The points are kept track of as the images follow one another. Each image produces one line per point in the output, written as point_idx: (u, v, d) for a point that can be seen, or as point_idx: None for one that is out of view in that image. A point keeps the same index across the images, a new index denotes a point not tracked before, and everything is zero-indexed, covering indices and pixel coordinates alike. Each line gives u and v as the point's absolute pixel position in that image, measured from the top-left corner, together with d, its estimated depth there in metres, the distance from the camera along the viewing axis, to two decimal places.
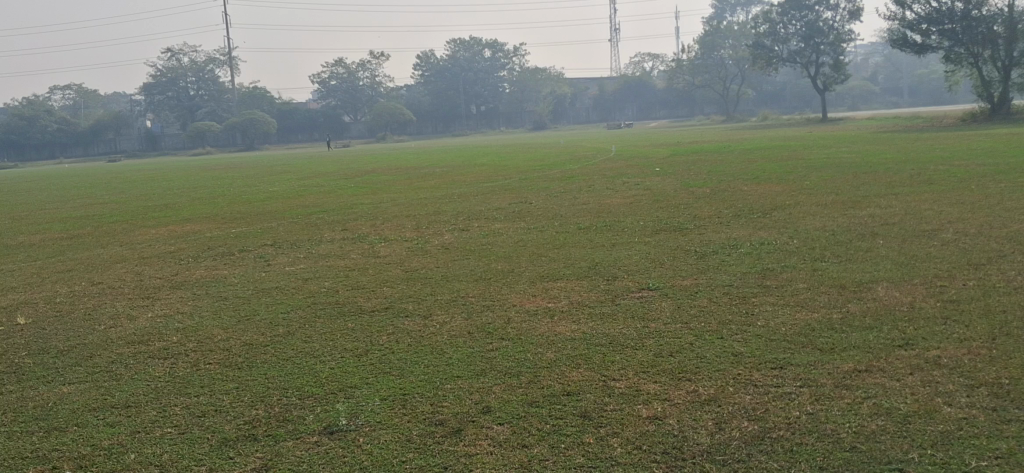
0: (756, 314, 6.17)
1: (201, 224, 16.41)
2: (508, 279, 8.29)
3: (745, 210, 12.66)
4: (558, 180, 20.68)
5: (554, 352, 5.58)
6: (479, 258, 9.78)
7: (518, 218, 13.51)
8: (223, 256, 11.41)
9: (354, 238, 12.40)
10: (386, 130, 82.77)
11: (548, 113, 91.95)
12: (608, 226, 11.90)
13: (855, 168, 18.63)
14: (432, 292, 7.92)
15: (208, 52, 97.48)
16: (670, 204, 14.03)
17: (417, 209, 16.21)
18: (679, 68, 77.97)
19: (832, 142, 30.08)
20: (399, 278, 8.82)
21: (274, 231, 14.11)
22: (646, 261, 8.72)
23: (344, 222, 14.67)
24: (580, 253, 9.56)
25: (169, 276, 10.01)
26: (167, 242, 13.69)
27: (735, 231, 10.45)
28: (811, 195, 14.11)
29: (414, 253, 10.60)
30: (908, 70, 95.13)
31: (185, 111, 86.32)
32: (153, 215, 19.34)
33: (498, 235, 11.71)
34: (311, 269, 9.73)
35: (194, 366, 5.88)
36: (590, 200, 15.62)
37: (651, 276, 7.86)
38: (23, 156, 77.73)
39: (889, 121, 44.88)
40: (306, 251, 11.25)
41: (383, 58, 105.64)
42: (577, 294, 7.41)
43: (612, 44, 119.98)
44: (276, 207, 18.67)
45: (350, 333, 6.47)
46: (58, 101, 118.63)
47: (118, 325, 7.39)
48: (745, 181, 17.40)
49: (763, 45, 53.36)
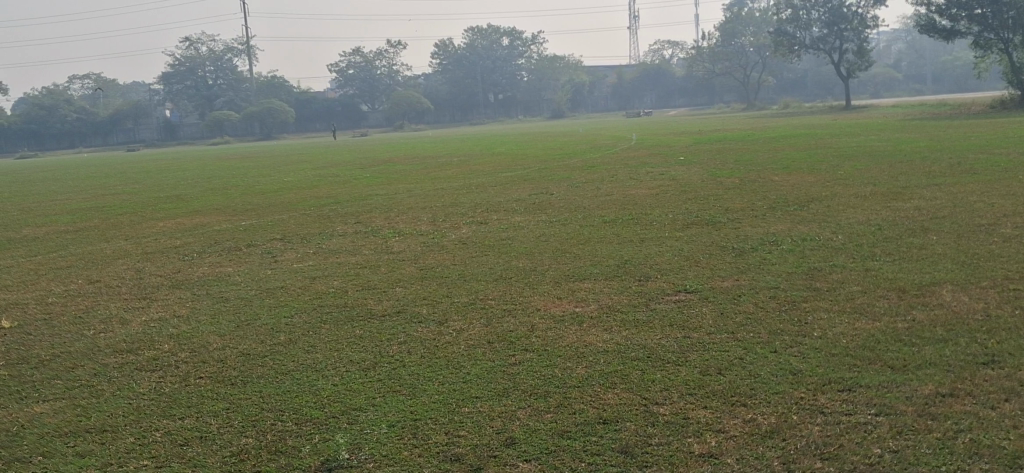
0: (810, 323, 5.52)
1: (211, 216, 15.86)
2: (531, 279, 7.66)
3: (779, 202, 11.99)
4: (579, 170, 20.05)
5: (585, 366, 4.95)
6: (500, 254, 9.16)
7: (539, 211, 12.87)
8: (229, 252, 10.83)
9: (367, 232, 11.80)
10: (403, 119, 82.19)
11: (566, 101, 91.12)
12: (635, 219, 11.24)
13: (889, 158, 17.85)
14: (449, 293, 7.30)
15: (225, 42, 97.08)
16: (698, 196, 13.37)
17: (434, 201, 15.61)
18: (699, 56, 76.90)
19: (861, 130, 29.22)
20: (414, 277, 8.21)
21: (284, 224, 13.54)
22: (681, 258, 8.08)
23: (359, 215, 14.08)
24: (608, 250, 8.92)
25: (169, 274, 9.44)
26: (173, 236, 13.15)
27: (773, 225, 9.79)
28: (846, 186, 13.40)
29: (429, 248, 9.98)
30: (932, 57, 93.62)
31: (203, 101, 86.07)
32: (164, 206, 18.83)
33: (518, 229, 11.08)
34: (321, 266, 9.13)
35: (183, 382, 5.28)
36: (613, 190, 14.97)
37: (687, 276, 7.22)
38: (42, 146, 77.76)
39: (915, 108, 43.87)
40: (316, 246, 10.67)
41: (400, 46, 105.00)
42: (606, 297, 6.77)
43: (631, 33, 118.82)
44: (288, 199, 18.10)
45: (357, 342, 5.86)
46: (76, 90, 118.75)
47: (109, 331, 6.81)
48: (775, 171, 16.70)
49: (785, 31, 52.34)
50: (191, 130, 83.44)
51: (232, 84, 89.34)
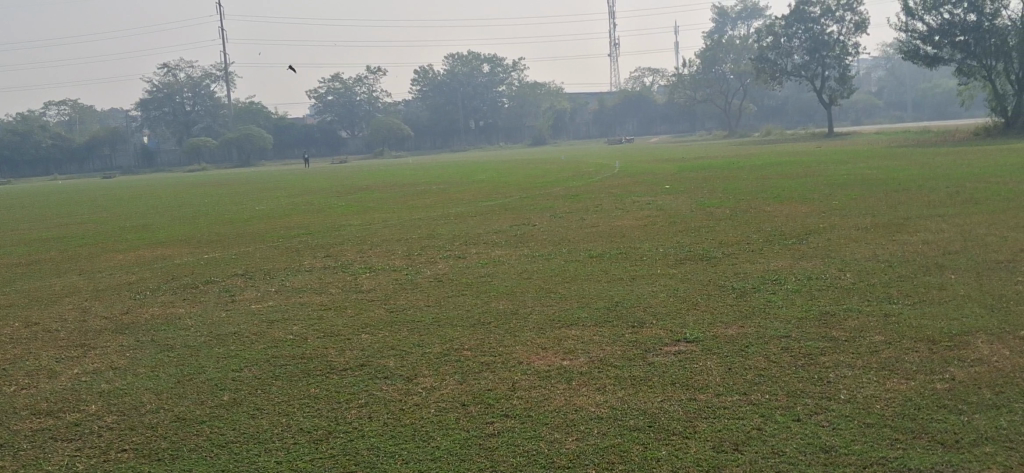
0: (834, 382, 4.80)
1: (174, 248, 15.03)
2: (514, 324, 6.91)
3: (775, 235, 11.34)
4: (562, 198, 19.38)
5: (575, 440, 4.20)
6: (478, 294, 8.40)
7: (520, 244, 12.12)
8: (186, 289, 10.03)
9: (336, 268, 11.01)
10: (384, 146, 81.55)
11: (548, 128, 90.64)
12: (623, 253, 10.52)
13: (882, 186, 17.26)
14: (422, 342, 6.54)
15: (204, 68, 96.19)
16: (688, 228, 12.67)
17: (410, 232, 14.85)
18: (680, 83, 76.65)
19: (847, 158, 28.72)
20: (382, 320, 7.43)
21: (250, 258, 12.74)
22: (677, 300, 7.34)
23: (329, 248, 13.30)
24: (597, 290, 8.18)
25: (115, 315, 8.60)
26: (130, 271, 12.31)
27: (773, 262, 9.08)
28: (844, 218, 12.76)
29: (402, 287, 9.21)
30: (912, 84, 93.87)
31: (181, 127, 85.17)
32: (128, 237, 17.99)
33: (498, 265, 10.32)
34: (282, 308, 8.33)
35: (99, 457, 4.48)
36: (598, 221, 14.26)
37: (689, 322, 6.48)
38: (17, 173, 76.80)
39: (898, 135, 43.51)
40: (280, 284, 9.87)
41: (380, 72, 104.63)
42: (596, 346, 6.01)
43: (612, 60, 118.85)
44: (258, 229, 17.30)
45: (311, 404, 5.09)
46: (52, 115, 117.47)
47: (32, 386, 6.00)
48: (765, 201, 16.08)
49: (767, 59, 52.02)
50: (168, 157, 82.51)
51: (211, 110, 88.30)
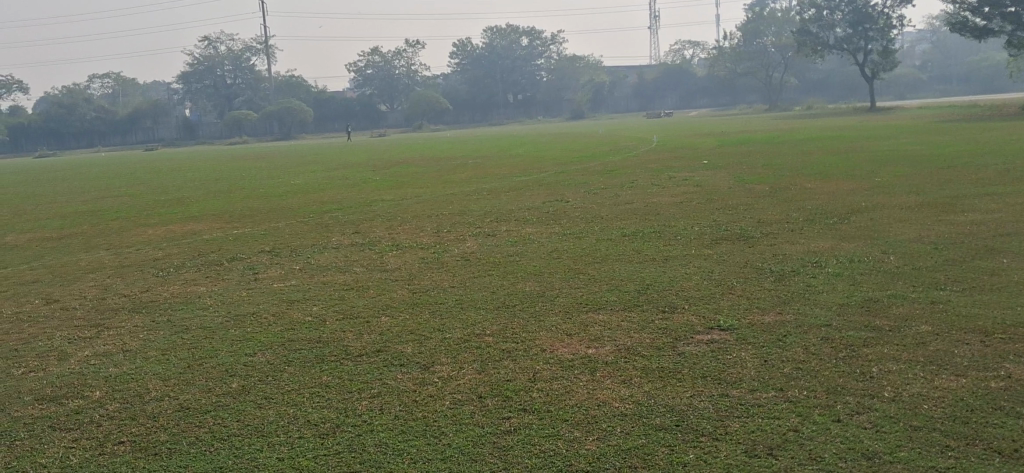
0: (877, 378, 4.46)
1: (205, 223, 14.90)
2: (539, 308, 6.62)
3: (817, 214, 10.93)
4: (597, 174, 19.02)
5: (597, 439, 3.91)
6: (505, 275, 8.11)
7: (552, 221, 11.80)
8: (210, 266, 9.86)
9: (363, 245, 10.77)
10: (422, 119, 81.40)
11: (586, 102, 89.87)
12: (657, 232, 10.18)
13: (928, 163, 16.69)
14: (444, 326, 6.27)
15: (243, 42, 96.46)
16: (726, 205, 12.28)
17: (441, 208, 14.60)
18: (720, 56, 75.52)
19: (892, 132, 28.00)
20: (404, 302, 7.18)
21: (278, 234, 12.57)
22: (711, 284, 7.01)
23: (358, 224, 13.08)
24: (628, 271, 7.86)
25: (136, 294, 8.43)
26: (158, 246, 12.20)
27: (814, 243, 8.69)
28: (888, 196, 12.28)
29: (428, 266, 8.94)
30: (958, 58, 91.80)
31: (222, 100, 85.68)
32: (162, 210, 17.94)
33: (528, 243, 10.01)
34: (303, 288, 8.11)
35: (96, 450, 4.27)
36: (632, 198, 13.91)
37: (722, 309, 6.15)
38: (63, 146, 77.90)
39: (944, 110, 42.49)
40: (305, 262, 9.65)
41: (418, 46, 104.33)
42: (625, 333, 5.71)
43: (652, 34, 117.56)
44: (290, 204, 17.15)
45: (321, 394, 4.84)
46: (97, 90, 118.79)
47: (41, 369, 5.83)
48: (807, 177, 15.62)
49: (809, 31, 50.97)
50: (209, 129, 83.10)
51: (251, 83, 88.63)
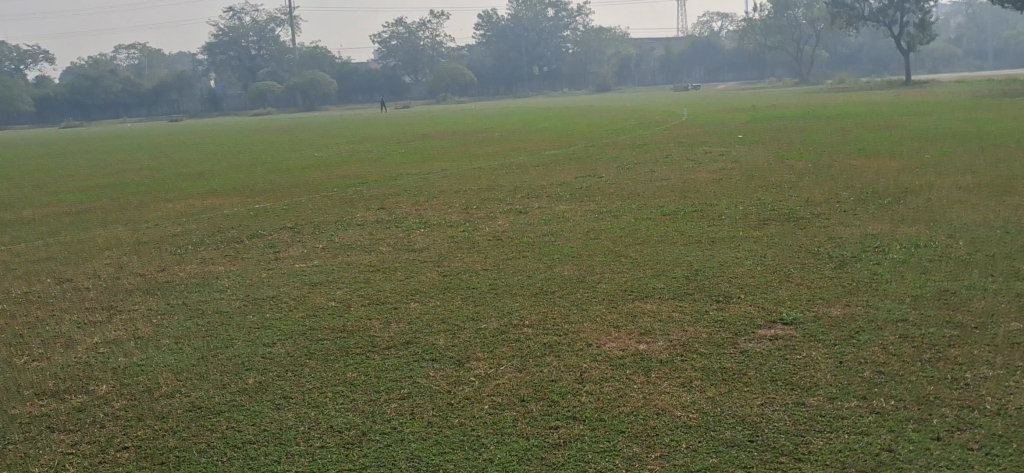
0: (973, 386, 3.97)
1: (226, 197, 14.47)
2: (580, 295, 6.13)
3: (868, 193, 10.36)
4: (629, 149, 18.46)
5: (661, 458, 3.42)
6: (541, 257, 7.61)
7: (586, 198, 11.28)
8: (229, 244, 9.43)
9: (389, 222, 10.29)
10: (447, 92, 80.73)
11: (613, 74, 88.72)
12: (699, 211, 9.65)
13: (976, 140, 16.01)
14: (479, 315, 5.79)
15: (268, 13, 95.92)
16: (769, 183, 11.70)
17: (469, 183, 14.11)
18: (750, 29, 74.26)
19: (930, 107, 27.19)
20: (435, 286, 6.71)
21: (301, 209, 12.10)
22: (765, 271, 6.49)
23: (384, 199, 12.61)
24: (674, 255, 7.34)
25: (151, 274, 8.00)
26: (176, 222, 11.76)
27: (869, 226, 8.13)
28: (940, 174, 11.66)
29: (458, 246, 8.47)
30: (993, 31, 89.98)
31: (246, 72, 85.31)
32: (183, 184, 17.53)
33: (562, 222, 9.53)
34: (326, 269, 7.65)
35: (96, 458, 3.81)
36: (668, 174, 13.38)
37: (782, 299, 5.65)
38: (88, 117, 77.87)
39: (980, 84, 41.43)
40: (328, 240, 9.19)
41: (442, 17, 103.52)
42: (677, 326, 5.22)
43: (679, 6, 116.00)
44: (313, 178, 16.70)
45: (345, 394, 4.38)
46: (121, 61, 118.81)
47: (45, 358, 5.39)
48: (850, 154, 15.03)
49: (842, 4, 49.87)
50: (233, 101, 82.81)
51: (275, 55, 88.20)
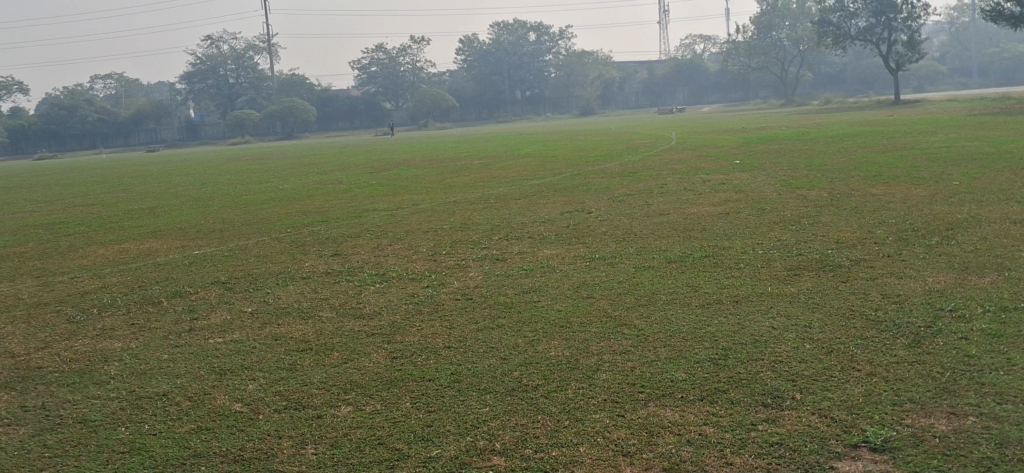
0: None
1: (168, 240, 12.81)
2: (572, 392, 4.50)
3: (908, 230, 8.83)
4: (618, 177, 16.98)
5: None
6: (522, 327, 5.99)
7: (574, 239, 9.71)
8: (145, 305, 7.78)
9: (341, 274, 8.67)
10: (428, 117, 79.22)
11: (597, 98, 87.29)
12: (710, 257, 8.08)
13: (1000, 163, 14.48)
14: (431, 429, 4.14)
15: (247, 41, 94.35)
16: (785, 218, 10.11)
17: (442, 220, 12.54)
18: (733, 50, 72.93)
19: (932, 127, 25.76)
20: (380, 375, 5.06)
21: (245, 256, 10.48)
22: (820, 351, 4.89)
23: (340, 242, 10.96)
24: (691, 323, 5.70)
25: (25, 354, 6.31)
26: (98, 273, 10.08)
27: (929, 279, 6.57)
28: (981, 205, 10.17)
29: (419, 308, 6.85)
30: (976, 50, 89.27)
31: (225, 100, 83.62)
32: (128, 223, 15.78)
33: (547, 272, 7.94)
34: (246, 347, 5.97)
35: None
36: (666, 207, 11.85)
37: (855, 404, 4.04)
38: (64, 147, 75.88)
39: (972, 102, 40.13)
40: (261, 301, 7.52)
41: (423, 42, 102.15)
42: (715, 459, 3.58)
43: (661, 28, 115.12)
44: (272, 214, 15.09)
45: None
46: (98, 89, 117.20)
47: None
48: (865, 180, 13.56)
49: (829, 22, 48.40)
50: (212, 130, 81.08)
51: (254, 82, 86.49)
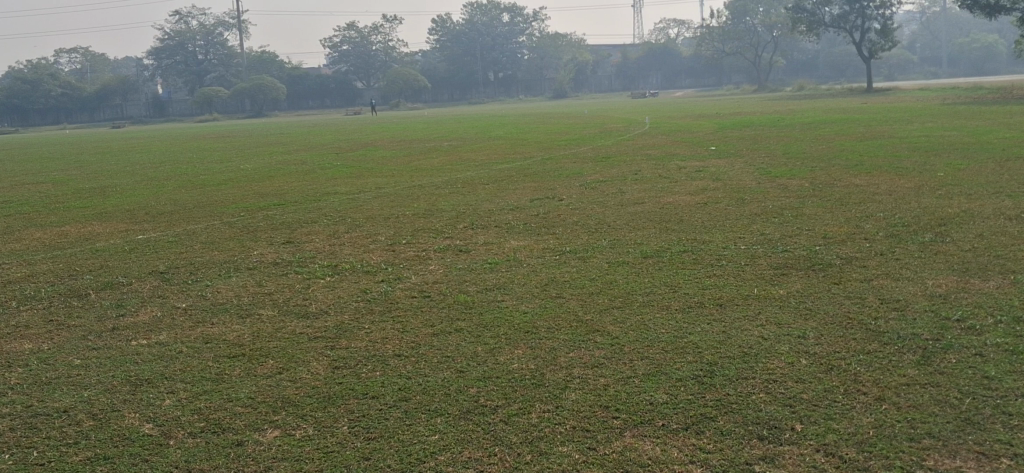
0: None
1: (114, 223, 12.03)
2: (535, 418, 3.86)
3: (899, 224, 8.27)
4: (590, 162, 16.36)
5: None
6: (481, 331, 5.35)
7: (544, 229, 9.10)
8: (70, 298, 7.06)
9: (291, 265, 8.00)
10: (399, 97, 78.20)
11: (570, 81, 86.60)
12: (689, 252, 7.48)
13: (983, 154, 14.04)
14: (370, 464, 3.51)
15: (217, 17, 92.61)
16: (767, 210, 9.53)
17: (405, 205, 11.87)
18: (707, 35, 72.45)
19: (907, 115, 25.33)
20: (316, 391, 4.40)
21: (191, 242, 9.75)
22: (819, 369, 4.29)
23: (295, 229, 10.27)
24: (671, 331, 5.09)
25: None
26: (29, 259, 9.32)
27: (929, 281, 6.01)
28: (970, 198, 9.65)
29: (370, 306, 6.19)
30: (947, 39, 89.45)
31: (194, 77, 81.99)
32: (76, 204, 14.96)
33: (513, 266, 7.31)
34: (170, 351, 5.29)
35: None
36: (641, 196, 11.27)
37: (867, 440, 3.46)
38: (27, 122, 74.12)
39: (945, 91, 39.87)
40: (199, 295, 6.83)
41: (395, 22, 100.82)
42: None
43: (636, 13, 114.46)
44: (227, 196, 14.33)
45: None
46: (63, 63, 114.72)
47: None
48: (846, 169, 13.05)
49: (803, 9, 47.97)
50: (180, 107, 79.53)
51: (223, 59, 84.85)
